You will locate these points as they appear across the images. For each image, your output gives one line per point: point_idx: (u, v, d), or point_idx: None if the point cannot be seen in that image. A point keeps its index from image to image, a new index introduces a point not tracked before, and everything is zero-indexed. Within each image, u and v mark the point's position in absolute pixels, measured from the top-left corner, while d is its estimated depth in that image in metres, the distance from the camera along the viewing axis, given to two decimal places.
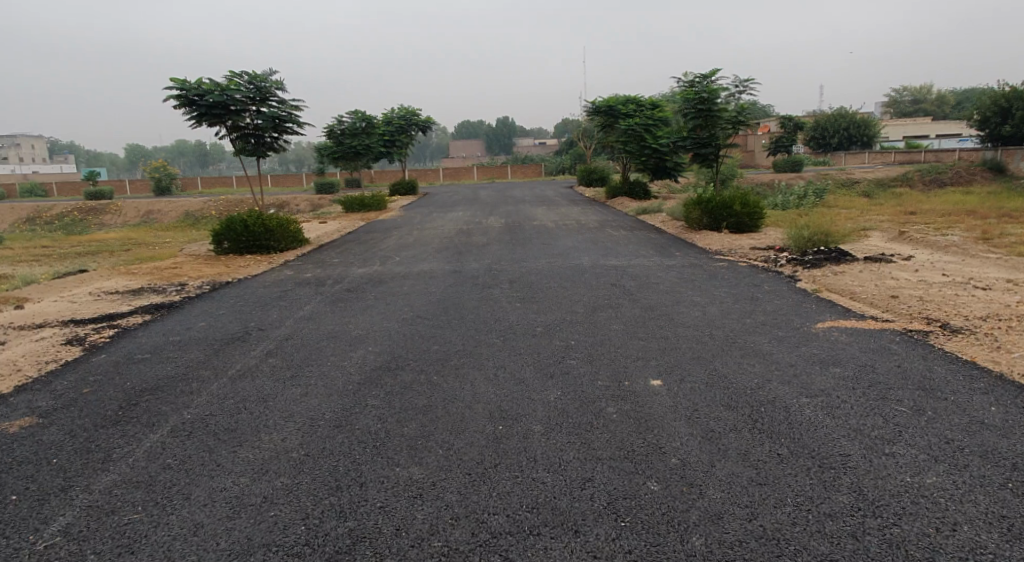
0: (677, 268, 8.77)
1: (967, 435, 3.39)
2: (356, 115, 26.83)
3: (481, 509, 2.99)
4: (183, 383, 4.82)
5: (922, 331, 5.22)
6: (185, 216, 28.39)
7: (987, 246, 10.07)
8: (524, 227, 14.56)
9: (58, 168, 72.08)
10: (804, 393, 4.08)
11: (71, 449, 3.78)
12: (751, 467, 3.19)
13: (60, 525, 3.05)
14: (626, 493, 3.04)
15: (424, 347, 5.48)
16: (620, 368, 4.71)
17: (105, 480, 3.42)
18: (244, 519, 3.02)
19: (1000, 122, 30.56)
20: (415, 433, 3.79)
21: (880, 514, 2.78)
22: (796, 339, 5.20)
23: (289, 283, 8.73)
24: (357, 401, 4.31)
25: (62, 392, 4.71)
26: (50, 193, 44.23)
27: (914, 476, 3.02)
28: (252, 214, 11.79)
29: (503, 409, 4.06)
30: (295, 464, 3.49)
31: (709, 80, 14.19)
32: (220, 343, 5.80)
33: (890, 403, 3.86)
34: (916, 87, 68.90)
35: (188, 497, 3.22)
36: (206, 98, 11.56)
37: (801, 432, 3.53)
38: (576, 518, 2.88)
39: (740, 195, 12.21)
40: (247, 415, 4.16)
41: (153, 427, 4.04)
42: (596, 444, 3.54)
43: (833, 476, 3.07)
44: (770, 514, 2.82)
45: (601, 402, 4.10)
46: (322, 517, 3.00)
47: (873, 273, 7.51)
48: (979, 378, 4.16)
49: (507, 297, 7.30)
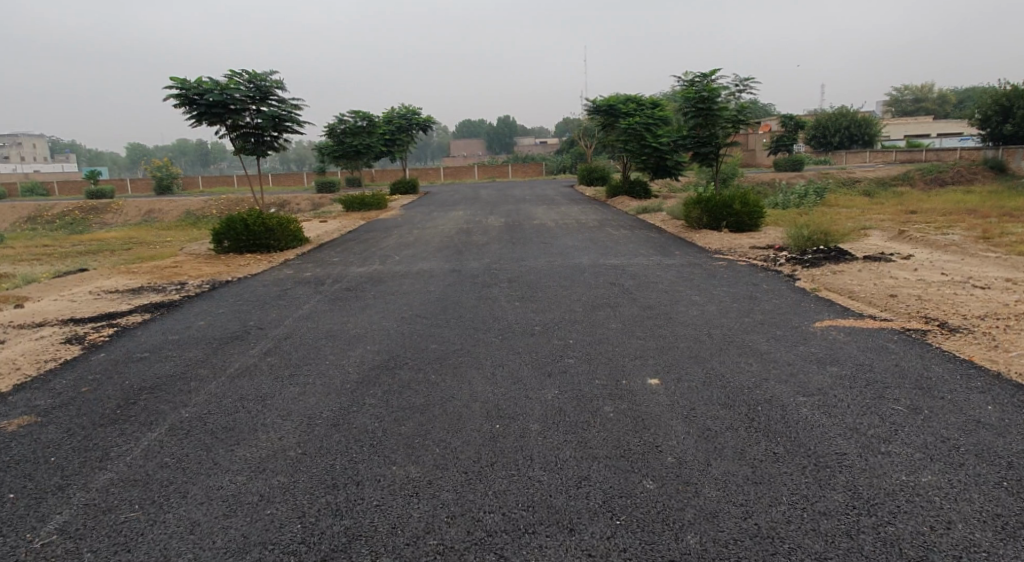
0: (676, 267, 8.74)
1: (964, 434, 3.38)
2: (357, 115, 26.67)
3: (477, 508, 3.00)
4: (181, 382, 4.82)
5: (921, 331, 5.21)
6: (186, 215, 28.38)
7: (987, 246, 10.04)
8: (524, 226, 14.55)
9: (59, 167, 72.04)
10: (801, 392, 4.07)
11: (69, 448, 3.78)
12: (747, 466, 3.19)
13: (57, 524, 3.06)
14: (622, 492, 3.04)
15: (421, 346, 5.47)
16: (618, 368, 4.70)
17: (103, 479, 3.42)
18: (240, 517, 3.02)
19: (1000, 122, 30.61)
20: (412, 432, 3.80)
21: (875, 513, 2.78)
22: (794, 339, 5.18)
23: (289, 282, 8.72)
24: (355, 400, 4.31)
25: (61, 392, 4.71)
26: (53, 193, 44.44)
27: (911, 475, 3.02)
28: (252, 214, 11.79)
29: (501, 408, 4.06)
30: (292, 462, 3.50)
31: (709, 79, 14.20)
32: (219, 343, 5.80)
33: (887, 402, 3.85)
34: (917, 87, 68.81)
35: (185, 495, 3.22)
36: (206, 97, 11.57)
37: (798, 431, 3.53)
38: (572, 517, 2.89)
39: (740, 194, 12.19)
40: (244, 414, 4.16)
41: (151, 426, 4.05)
42: (592, 443, 3.54)
43: (829, 474, 3.07)
44: (765, 513, 2.82)
45: (599, 401, 4.10)
46: (318, 515, 3.01)
47: (872, 273, 7.49)
48: (976, 377, 4.15)
49: (506, 297, 7.29)
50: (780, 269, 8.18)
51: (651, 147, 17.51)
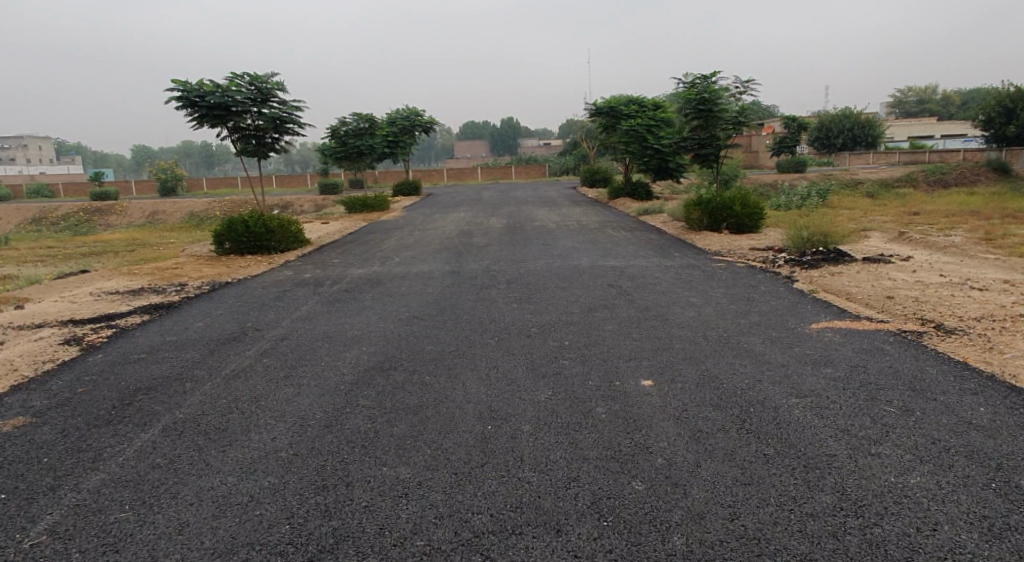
0: (675, 269, 8.75)
1: (955, 435, 3.38)
2: (360, 116, 26.81)
3: (465, 509, 3.00)
4: (177, 383, 4.84)
5: (916, 331, 5.23)
6: (189, 218, 28.55)
7: (989, 247, 10.00)
8: (525, 227, 14.59)
9: (65, 168, 72.44)
10: (794, 393, 4.08)
11: (62, 449, 3.81)
12: (736, 468, 3.19)
13: (47, 525, 3.07)
14: (611, 494, 3.04)
15: (418, 347, 5.50)
16: (611, 369, 4.72)
17: (95, 480, 3.44)
18: (229, 518, 3.03)
19: (1004, 123, 30.50)
20: (404, 433, 3.80)
21: (862, 514, 2.77)
22: (789, 340, 5.20)
23: (289, 283, 8.77)
24: (349, 401, 4.33)
25: (57, 392, 4.74)
26: (58, 194, 44.82)
27: (900, 476, 3.02)
28: (252, 214, 11.83)
29: (493, 409, 4.07)
30: (283, 464, 3.50)
31: (710, 80, 14.19)
32: (216, 344, 5.83)
33: (880, 403, 3.85)
34: (924, 88, 68.39)
35: (175, 496, 3.24)
36: (207, 99, 11.64)
37: (789, 433, 3.53)
38: (561, 518, 2.89)
39: (741, 195, 12.20)
40: (238, 415, 4.18)
41: (145, 427, 4.07)
42: (583, 444, 3.55)
43: (817, 476, 3.07)
44: (753, 514, 2.82)
45: (593, 402, 4.11)
46: (307, 516, 3.02)
47: (870, 273, 7.50)
48: (970, 378, 4.15)
49: (505, 298, 7.32)
50: (779, 270, 8.21)
51: (653, 148, 17.52)
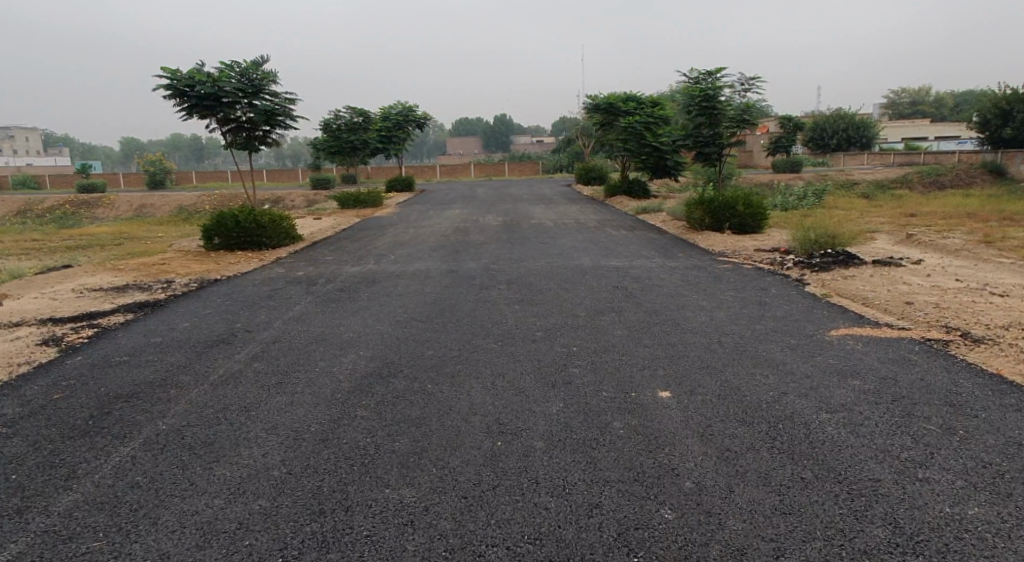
0: (680, 270, 8.45)
1: (1008, 459, 3.13)
2: (354, 110, 26.39)
3: (477, 540, 2.72)
4: (163, 390, 4.52)
5: (942, 340, 4.98)
6: (178, 211, 28.09)
7: (996, 250, 9.80)
8: (521, 225, 14.31)
9: (51, 160, 71.39)
10: (824, 408, 3.81)
11: (33, 464, 3.49)
12: (774, 494, 2.91)
13: (11, 553, 2.76)
14: (638, 523, 2.76)
15: (417, 352, 5.19)
16: (626, 379, 4.42)
17: (66, 501, 3.12)
18: (215, 550, 2.73)
19: (1000, 124, 30.32)
20: (407, 449, 3.51)
21: (921, 552, 2.51)
22: (810, 348, 4.94)
23: (280, 281, 8.43)
24: (345, 412, 4.02)
25: (31, 398, 4.42)
26: (44, 184, 44.04)
27: (955, 506, 2.76)
28: (242, 210, 11.46)
29: (502, 423, 3.78)
30: (275, 484, 3.20)
31: (715, 76, 13.99)
32: (203, 346, 5.52)
33: (917, 421, 3.59)
34: (915, 88, 68.78)
35: (156, 521, 2.93)
36: (197, 89, 11.30)
37: (827, 454, 3.26)
38: (584, 552, 2.61)
39: (744, 194, 11.93)
40: (226, 426, 3.87)
41: (125, 439, 3.76)
42: (603, 464, 3.26)
43: (864, 505, 2.80)
44: (799, 550, 2.55)
45: (609, 416, 3.82)
46: (302, 548, 2.72)
47: (885, 278, 7.25)
48: (1009, 393, 3.91)
49: (506, 299, 7.03)
50: (789, 272, 7.96)
51: (650, 145, 17.24)
